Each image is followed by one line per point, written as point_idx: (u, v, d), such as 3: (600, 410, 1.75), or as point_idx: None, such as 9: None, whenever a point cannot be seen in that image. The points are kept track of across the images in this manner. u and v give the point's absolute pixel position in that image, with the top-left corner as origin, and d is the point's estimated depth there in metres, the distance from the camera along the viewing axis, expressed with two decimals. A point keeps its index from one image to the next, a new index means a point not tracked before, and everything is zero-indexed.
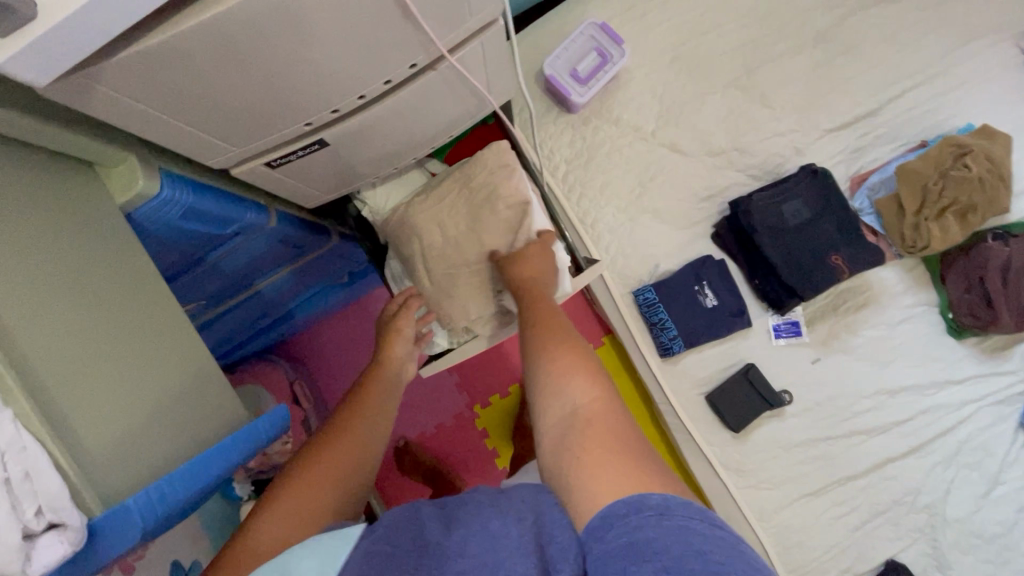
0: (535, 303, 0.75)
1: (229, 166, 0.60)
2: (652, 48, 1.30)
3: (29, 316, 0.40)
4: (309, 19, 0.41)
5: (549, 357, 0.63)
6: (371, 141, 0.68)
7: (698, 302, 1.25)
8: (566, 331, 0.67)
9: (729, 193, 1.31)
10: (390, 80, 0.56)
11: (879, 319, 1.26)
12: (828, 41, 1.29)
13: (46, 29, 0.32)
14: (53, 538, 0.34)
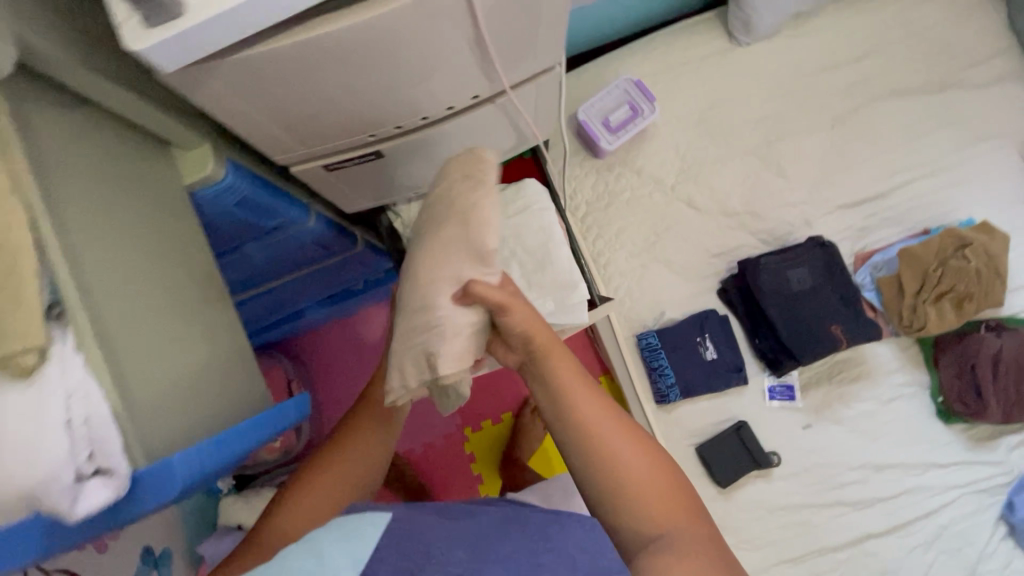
0: (576, 414, 0.58)
1: (292, 163, 0.64)
2: (680, 108, 1.38)
3: (108, 279, 0.43)
4: (401, 41, 0.46)
5: (624, 486, 0.57)
6: (421, 157, 0.73)
7: (699, 353, 1.29)
8: (628, 450, 0.58)
9: (739, 253, 1.36)
10: (453, 105, 0.62)
11: (872, 394, 1.29)
12: (845, 124, 1.37)
13: (190, 26, 0.36)
14: (101, 482, 0.36)
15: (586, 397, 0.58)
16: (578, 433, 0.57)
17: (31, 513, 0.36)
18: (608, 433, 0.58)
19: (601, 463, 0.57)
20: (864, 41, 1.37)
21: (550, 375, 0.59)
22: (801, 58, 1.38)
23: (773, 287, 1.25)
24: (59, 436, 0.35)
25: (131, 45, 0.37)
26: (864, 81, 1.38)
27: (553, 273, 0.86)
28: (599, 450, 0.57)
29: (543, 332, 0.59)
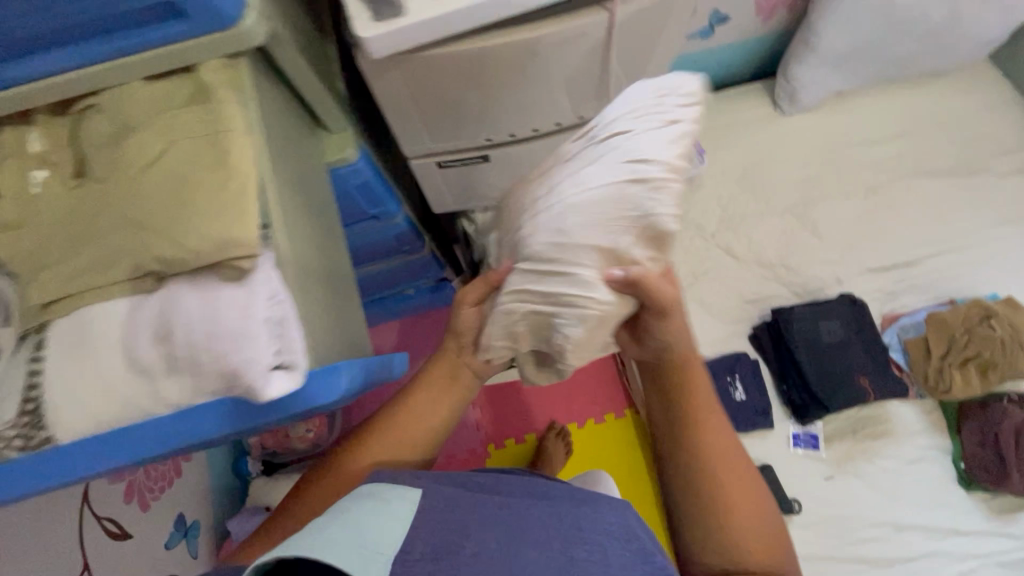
0: (699, 444, 0.61)
1: (416, 153, 0.75)
2: (725, 164, 1.49)
3: (291, 215, 0.52)
4: (545, 53, 0.58)
5: (715, 500, 0.60)
6: (516, 168, 0.84)
7: (728, 392, 1.34)
8: (742, 496, 0.60)
9: (772, 302, 1.43)
10: (561, 122, 0.74)
11: (895, 452, 1.32)
12: (877, 195, 1.48)
13: (408, 22, 0.47)
14: (283, 375, 0.43)
15: (712, 432, 0.62)
16: (696, 462, 0.61)
17: (225, 393, 0.44)
18: (728, 473, 0.61)
19: (713, 497, 0.60)
20: (899, 123, 1.49)
21: (682, 402, 0.63)
22: (840, 131, 1.50)
23: (804, 336, 1.31)
24: (262, 327, 0.43)
25: (360, 32, 0.47)
26: (898, 158, 1.49)
27: None
28: (713, 484, 0.60)
29: (687, 361, 0.63)
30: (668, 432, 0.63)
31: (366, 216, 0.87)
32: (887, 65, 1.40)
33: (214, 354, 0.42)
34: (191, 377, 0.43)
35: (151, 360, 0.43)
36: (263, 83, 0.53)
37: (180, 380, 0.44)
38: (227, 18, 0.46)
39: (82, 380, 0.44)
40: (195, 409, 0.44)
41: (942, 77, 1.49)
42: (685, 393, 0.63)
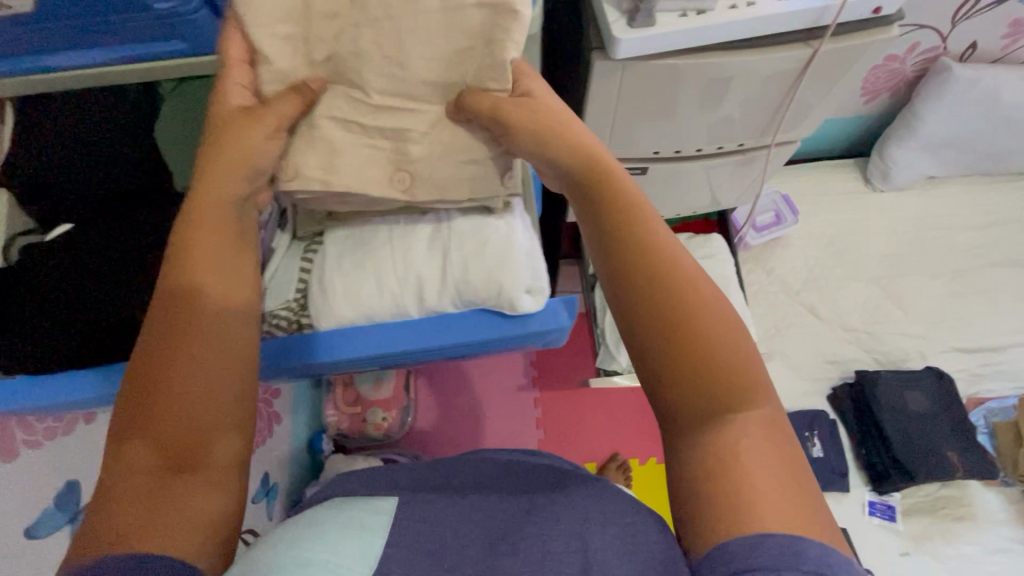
0: (656, 291, 0.42)
1: None
2: (815, 228, 1.54)
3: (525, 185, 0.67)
4: (744, 84, 0.68)
5: (680, 354, 0.41)
6: (660, 186, 0.96)
7: (807, 448, 1.34)
8: (740, 377, 0.41)
9: (852, 365, 1.43)
10: (722, 146, 0.85)
11: (977, 539, 1.27)
12: (966, 277, 1.49)
13: (657, 32, 0.57)
14: (531, 298, 0.56)
15: (682, 277, 0.43)
16: (663, 331, 0.41)
17: (483, 305, 0.56)
18: (695, 318, 0.41)
19: (684, 370, 0.40)
20: (991, 213, 1.53)
21: (630, 238, 0.45)
22: (933, 212, 1.54)
23: (889, 402, 1.32)
24: (521, 264, 0.56)
25: (616, 33, 0.57)
26: (988, 246, 1.51)
27: None
28: (687, 355, 0.40)
29: (599, 167, 0.49)
30: (616, 292, 0.44)
31: None
32: (984, 156, 1.46)
33: (484, 275, 0.55)
34: (455, 289, 0.55)
35: (423, 270, 0.56)
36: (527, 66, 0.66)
37: (441, 288, 0.56)
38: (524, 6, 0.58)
39: (360, 275, 0.56)
40: (445, 318, 0.56)
41: None
42: (624, 218, 0.46)
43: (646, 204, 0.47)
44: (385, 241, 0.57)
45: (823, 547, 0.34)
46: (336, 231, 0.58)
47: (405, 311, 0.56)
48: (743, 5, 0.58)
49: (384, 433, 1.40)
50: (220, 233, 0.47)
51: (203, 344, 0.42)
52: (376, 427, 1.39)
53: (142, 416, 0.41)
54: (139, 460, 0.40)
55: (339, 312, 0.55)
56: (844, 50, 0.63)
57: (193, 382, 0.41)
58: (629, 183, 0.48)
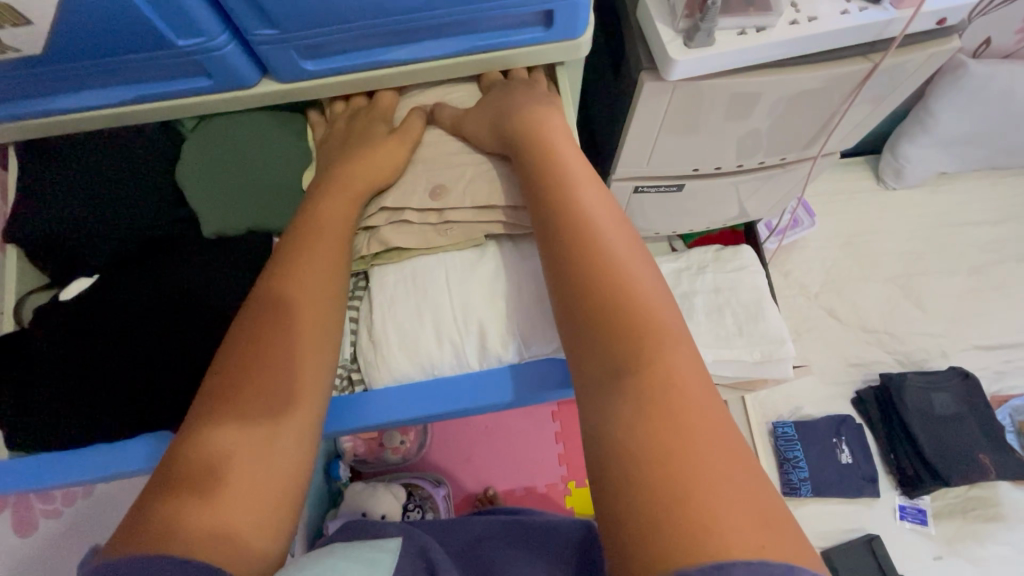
0: (597, 279, 0.47)
1: (621, 178, 0.83)
2: (829, 229, 1.53)
3: None
4: (795, 101, 0.66)
5: (630, 319, 0.45)
6: (692, 202, 0.93)
7: (835, 455, 1.31)
8: (661, 335, 0.44)
9: (875, 368, 1.42)
10: (762, 161, 0.82)
11: (1010, 539, 1.26)
12: (983, 274, 1.49)
13: (716, 51, 0.55)
14: None
15: (609, 266, 0.47)
16: (605, 314, 0.46)
17: (552, 355, 0.55)
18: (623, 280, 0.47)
19: (615, 358, 0.44)
20: (1004, 209, 1.52)
21: (566, 230, 0.50)
22: (946, 210, 1.53)
23: (917, 406, 1.31)
24: None
25: (673, 55, 0.55)
26: (1003, 241, 1.51)
27: (763, 328, 0.95)
28: (619, 336, 0.45)
29: (551, 160, 0.53)
30: (557, 253, 0.50)
31: None
32: (997, 152, 1.46)
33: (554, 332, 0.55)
34: (519, 339, 0.55)
35: (482, 316, 0.56)
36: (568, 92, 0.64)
37: (504, 337, 0.55)
38: (574, 30, 0.53)
39: (419, 322, 0.56)
40: (506, 370, 0.55)
41: None
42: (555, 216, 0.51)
43: (587, 198, 0.51)
44: (442, 285, 0.57)
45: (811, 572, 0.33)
46: (384, 271, 0.58)
47: (465, 361, 0.56)
48: (805, 21, 0.55)
49: (404, 456, 1.38)
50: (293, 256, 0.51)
51: (283, 356, 0.47)
52: (396, 451, 1.36)
53: (225, 403, 0.45)
54: (201, 450, 0.43)
55: (400, 366, 0.55)
56: (904, 64, 0.60)
57: (267, 393, 0.45)
58: (579, 173, 0.53)
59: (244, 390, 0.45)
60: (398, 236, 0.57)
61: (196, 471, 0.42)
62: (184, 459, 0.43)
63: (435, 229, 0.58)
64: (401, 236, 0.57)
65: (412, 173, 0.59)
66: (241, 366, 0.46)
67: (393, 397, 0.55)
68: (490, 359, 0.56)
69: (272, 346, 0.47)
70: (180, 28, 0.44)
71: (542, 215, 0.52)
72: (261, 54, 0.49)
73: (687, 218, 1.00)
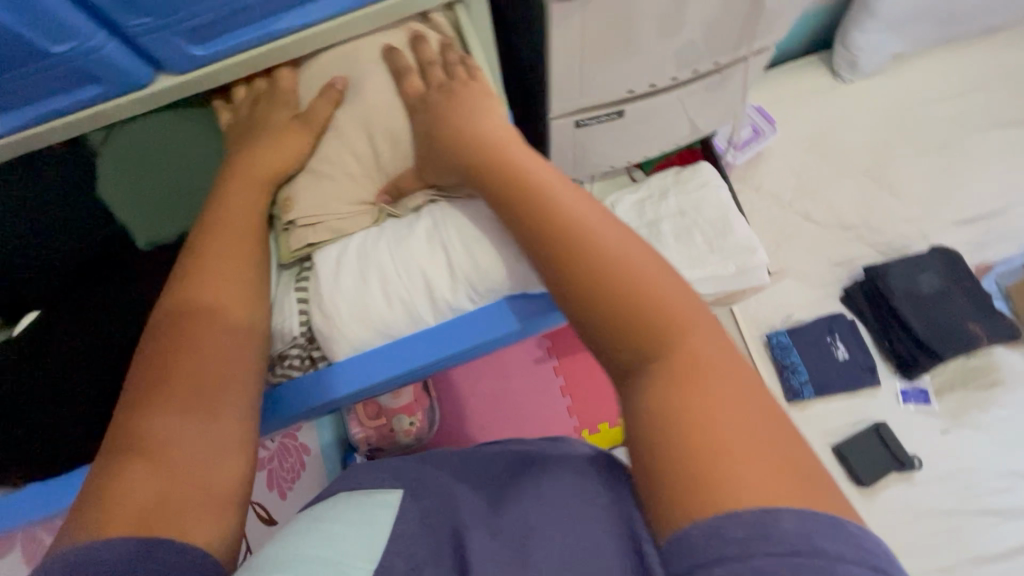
0: (574, 253, 0.45)
1: (558, 114, 0.82)
2: (792, 134, 1.51)
3: None
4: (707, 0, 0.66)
5: (618, 288, 0.43)
6: (639, 128, 0.92)
7: (831, 353, 1.33)
8: (648, 293, 0.43)
9: (859, 262, 1.42)
10: (697, 70, 0.81)
11: (1009, 401, 1.29)
12: (951, 150, 1.48)
13: None
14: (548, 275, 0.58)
15: (599, 243, 0.45)
16: (590, 288, 0.44)
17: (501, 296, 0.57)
18: (598, 248, 0.45)
19: (622, 334, 0.42)
20: (960, 81, 1.51)
21: (535, 207, 0.48)
22: (905, 92, 1.51)
23: (903, 289, 1.32)
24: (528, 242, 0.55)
25: None
26: (965, 113, 1.50)
27: (732, 241, 0.95)
28: (617, 309, 0.43)
29: (500, 148, 0.52)
30: (527, 233, 0.48)
31: None
32: (946, 23, 1.43)
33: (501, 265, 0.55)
34: (467, 284, 0.56)
35: (427, 267, 0.57)
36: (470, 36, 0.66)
37: (451, 284, 0.57)
38: None
39: (364, 287, 0.57)
40: (462, 319, 0.57)
41: (995, 34, 1.53)
42: (538, 201, 0.48)
43: (549, 177, 0.50)
44: (383, 249, 0.58)
45: (860, 527, 0.33)
46: (327, 250, 0.60)
47: (419, 317, 0.57)
48: None
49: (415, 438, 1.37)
50: (218, 247, 0.53)
51: (223, 360, 0.48)
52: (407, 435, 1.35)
53: (168, 424, 0.43)
54: (168, 475, 0.42)
55: (353, 335, 0.56)
56: None
57: (231, 399, 0.47)
58: (525, 155, 0.52)
59: (192, 401, 0.45)
60: (338, 218, 0.61)
61: (171, 497, 0.41)
62: (144, 488, 0.40)
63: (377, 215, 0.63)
64: (339, 222, 0.61)
65: (341, 158, 0.62)
66: (188, 380, 0.45)
67: (355, 366, 0.56)
68: (442, 311, 0.57)
69: (215, 350, 0.47)
70: (54, 33, 0.44)
71: (507, 197, 0.50)
72: (146, 47, 0.50)
73: (639, 147, 0.99)
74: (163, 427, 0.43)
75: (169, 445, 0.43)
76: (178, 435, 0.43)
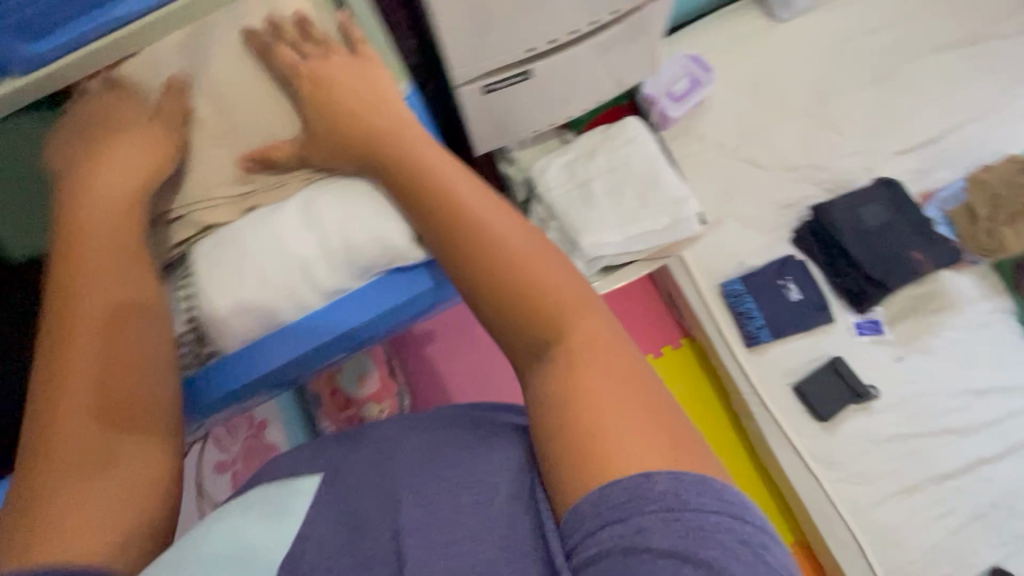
0: (478, 258, 0.50)
1: (461, 84, 0.81)
2: (732, 79, 1.49)
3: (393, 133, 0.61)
4: None
5: (523, 284, 0.48)
6: (553, 88, 0.91)
7: (784, 295, 1.35)
8: (535, 273, 0.49)
9: (806, 202, 1.43)
10: (597, 19, 0.80)
11: (958, 323, 1.32)
12: (889, 80, 1.48)
13: None
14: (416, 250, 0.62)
15: (504, 248, 0.50)
16: (495, 283, 0.49)
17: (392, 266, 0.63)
18: (499, 248, 0.50)
19: (520, 313, 0.48)
20: (893, 9, 1.50)
21: (447, 220, 0.53)
22: (840, 26, 1.50)
23: (848, 225, 1.33)
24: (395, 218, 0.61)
25: None
26: (901, 42, 1.49)
27: (663, 193, 0.95)
28: (522, 304, 0.48)
29: (401, 153, 0.58)
30: (448, 242, 0.52)
31: None
32: None
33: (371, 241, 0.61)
34: (346, 263, 0.62)
35: (305, 255, 0.62)
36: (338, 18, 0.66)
37: (330, 269, 0.62)
38: None
39: (243, 281, 0.61)
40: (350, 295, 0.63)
41: None
42: (454, 215, 0.52)
43: (461, 190, 0.54)
44: (255, 240, 0.62)
45: (721, 482, 0.38)
46: (201, 245, 0.65)
47: (306, 305, 0.62)
48: None
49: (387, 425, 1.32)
50: (104, 258, 0.54)
51: (130, 369, 0.50)
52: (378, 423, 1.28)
53: (53, 436, 0.46)
54: (68, 495, 0.43)
55: (236, 322, 0.61)
56: None
57: (114, 416, 0.48)
58: (436, 159, 0.57)
59: (82, 416, 0.47)
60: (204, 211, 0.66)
61: (68, 524, 0.42)
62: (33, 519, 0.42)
63: (241, 203, 0.67)
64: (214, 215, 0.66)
65: None
66: (71, 402, 0.47)
67: (267, 350, 0.61)
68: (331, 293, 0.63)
69: (103, 367, 0.49)
70: None
71: (421, 213, 0.55)
72: None
73: (560, 109, 0.98)
74: (61, 446, 0.45)
75: (63, 467, 0.45)
76: (66, 456, 0.45)
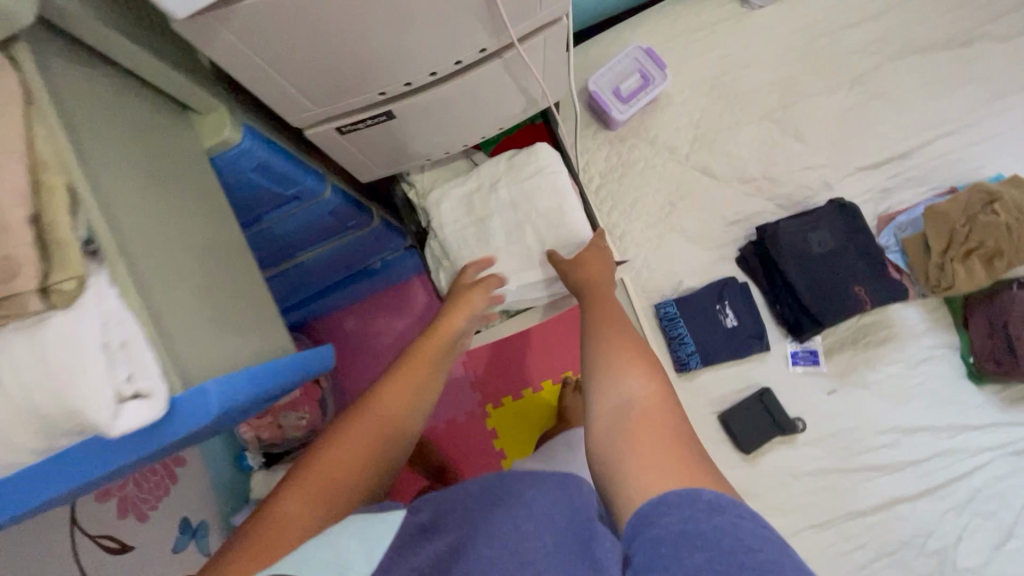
0: (604, 338, 0.62)
1: (309, 125, 0.74)
2: (690, 76, 1.35)
3: (150, 224, 0.51)
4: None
5: (606, 354, 0.59)
6: (425, 124, 0.81)
7: (719, 321, 1.27)
8: (639, 356, 0.58)
9: (757, 219, 1.32)
10: (460, 60, 0.69)
11: (899, 357, 1.26)
12: (864, 84, 1.33)
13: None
14: (138, 404, 0.41)
15: (619, 331, 0.62)
16: (599, 347, 0.60)
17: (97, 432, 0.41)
18: (615, 334, 0.62)
19: (607, 364, 0.58)
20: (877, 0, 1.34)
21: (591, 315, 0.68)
22: (817, 18, 1.34)
23: (794, 250, 1.23)
24: (96, 358, 0.40)
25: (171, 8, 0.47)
26: (883, 39, 1.33)
27: (560, 235, 0.87)
28: (608, 359, 0.58)
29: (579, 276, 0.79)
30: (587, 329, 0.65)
31: (287, 199, 0.80)
32: None
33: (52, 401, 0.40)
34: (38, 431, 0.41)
35: None
36: (58, 81, 0.47)
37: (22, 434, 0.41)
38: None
39: None
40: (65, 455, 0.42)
41: None
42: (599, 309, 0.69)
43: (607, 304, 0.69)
44: None
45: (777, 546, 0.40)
46: None
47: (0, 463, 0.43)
48: None
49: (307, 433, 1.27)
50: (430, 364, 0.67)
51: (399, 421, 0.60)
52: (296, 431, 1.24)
53: (341, 454, 0.55)
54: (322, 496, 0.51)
55: None
56: None
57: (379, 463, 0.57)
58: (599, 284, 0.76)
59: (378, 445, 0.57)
60: None
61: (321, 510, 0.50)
62: (285, 511, 0.49)
63: None
64: None
65: None
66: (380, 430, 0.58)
67: None
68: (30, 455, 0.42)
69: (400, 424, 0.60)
70: None
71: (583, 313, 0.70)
72: None
73: (452, 137, 0.88)
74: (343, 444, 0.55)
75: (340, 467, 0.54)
76: (347, 460, 0.54)
